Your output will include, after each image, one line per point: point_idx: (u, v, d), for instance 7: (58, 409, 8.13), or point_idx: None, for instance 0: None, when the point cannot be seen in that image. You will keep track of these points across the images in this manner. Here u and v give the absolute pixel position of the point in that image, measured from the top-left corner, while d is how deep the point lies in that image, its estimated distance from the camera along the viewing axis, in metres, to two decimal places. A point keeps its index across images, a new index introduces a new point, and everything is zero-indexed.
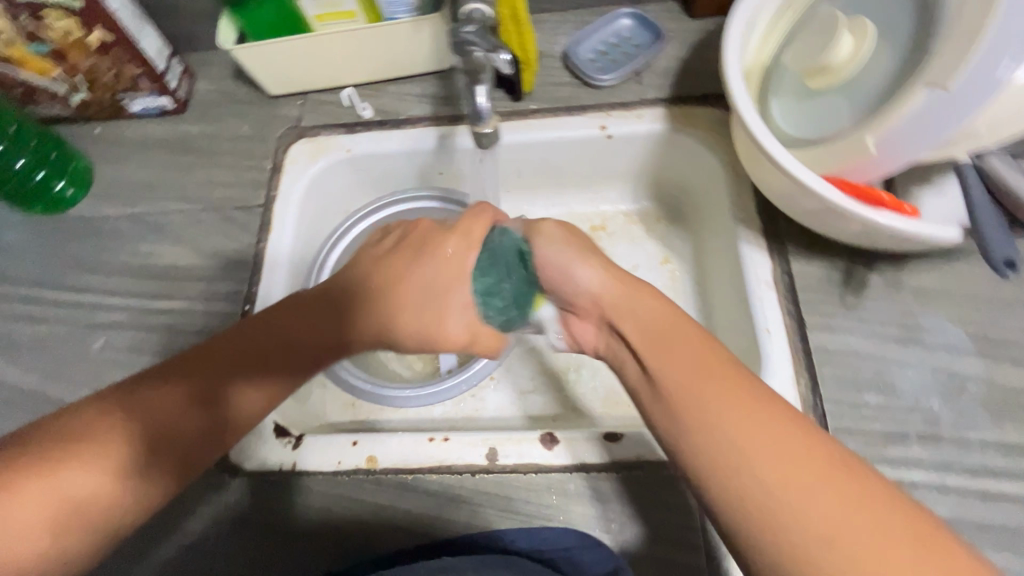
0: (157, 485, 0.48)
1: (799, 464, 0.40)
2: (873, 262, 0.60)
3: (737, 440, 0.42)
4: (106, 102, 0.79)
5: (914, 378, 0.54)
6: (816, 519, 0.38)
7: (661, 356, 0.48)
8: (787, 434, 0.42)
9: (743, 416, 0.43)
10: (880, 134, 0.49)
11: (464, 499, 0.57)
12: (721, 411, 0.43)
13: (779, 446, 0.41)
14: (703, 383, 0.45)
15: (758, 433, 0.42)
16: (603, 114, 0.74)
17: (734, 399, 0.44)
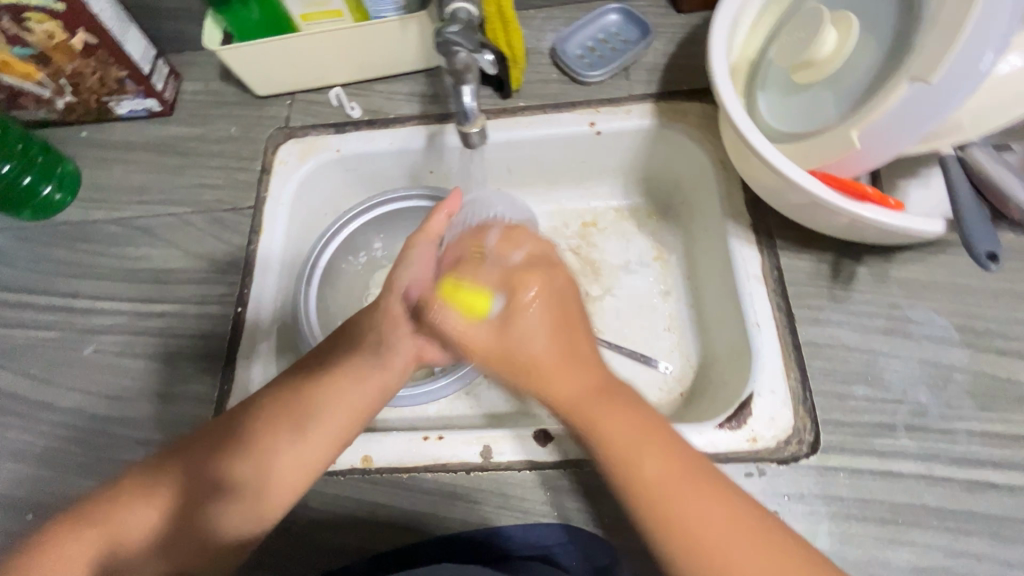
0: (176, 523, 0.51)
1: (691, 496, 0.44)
2: (861, 255, 0.60)
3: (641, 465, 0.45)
4: (92, 105, 0.78)
5: (901, 369, 0.55)
6: (704, 540, 0.42)
7: (604, 437, 0.46)
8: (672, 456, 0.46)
9: (640, 446, 0.45)
10: (864, 128, 0.49)
11: (459, 497, 0.57)
12: (624, 443, 0.46)
13: (674, 468, 0.45)
14: (631, 439, 0.45)
15: (657, 460, 0.45)
16: (592, 111, 0.74)
17: (633, 429, 0.46)
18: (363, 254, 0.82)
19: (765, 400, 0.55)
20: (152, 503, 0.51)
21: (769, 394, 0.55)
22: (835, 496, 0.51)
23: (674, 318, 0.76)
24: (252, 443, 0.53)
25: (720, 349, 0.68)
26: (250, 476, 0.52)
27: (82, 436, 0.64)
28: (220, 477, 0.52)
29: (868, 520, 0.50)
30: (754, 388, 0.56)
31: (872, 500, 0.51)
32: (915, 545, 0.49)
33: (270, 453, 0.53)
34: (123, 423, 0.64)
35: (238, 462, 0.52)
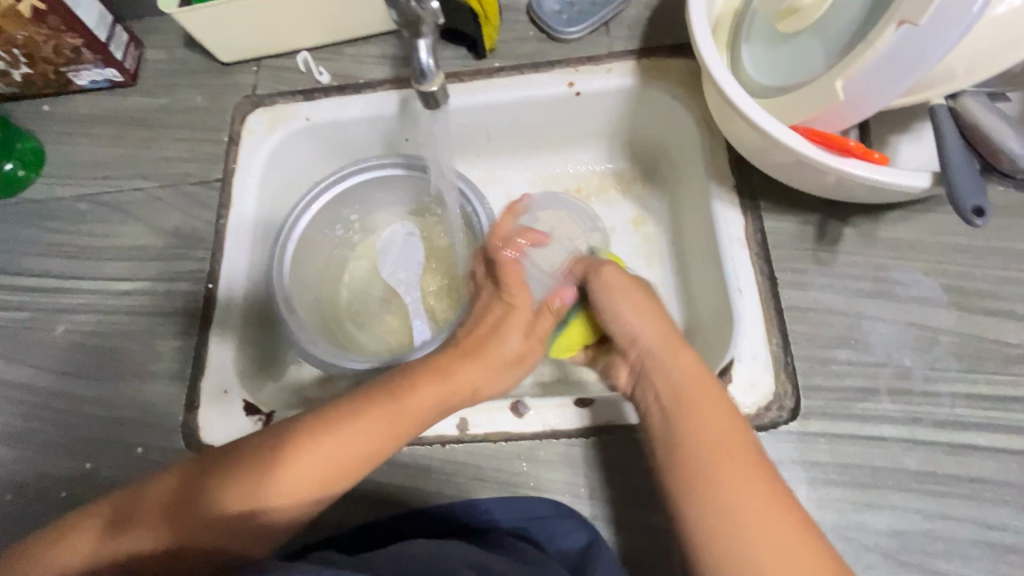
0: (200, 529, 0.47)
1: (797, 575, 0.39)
2: (847, 215, 0.58)
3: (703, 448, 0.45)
4: (50, 76, 0.75)
5: (886, 332, 0.53)
6: None
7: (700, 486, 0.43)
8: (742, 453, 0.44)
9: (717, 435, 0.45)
10: (848, 78, 0.46)
11: (435, 470, 0.56)
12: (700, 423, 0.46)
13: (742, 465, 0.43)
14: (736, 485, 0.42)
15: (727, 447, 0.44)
16: (571, 70, 0.70)
17: (712, 411, 0.47)
18: (340, 226, 0.80)
19: (746, 367, 0.54)
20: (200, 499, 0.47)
21: (749, 359, 0.54)
22: (815, 461, 0.50)
23: (659, 286, 0.74)
24: (316, 433, 0.49)
25: (703, 316, 0.66)
26: (317, 477, 0.48)
27: (57, 417, 0.63)
28: (281, 473, 0.48)
29: (848, 485, 0.49)
30: (734, 354, 0.54)
31: (852, 465, 0.50)
32: (894, 508, 0.48)
33: (343, 451, 0.49)
34: (98, 403, 0.63)
35: (310, 458, 0.48)
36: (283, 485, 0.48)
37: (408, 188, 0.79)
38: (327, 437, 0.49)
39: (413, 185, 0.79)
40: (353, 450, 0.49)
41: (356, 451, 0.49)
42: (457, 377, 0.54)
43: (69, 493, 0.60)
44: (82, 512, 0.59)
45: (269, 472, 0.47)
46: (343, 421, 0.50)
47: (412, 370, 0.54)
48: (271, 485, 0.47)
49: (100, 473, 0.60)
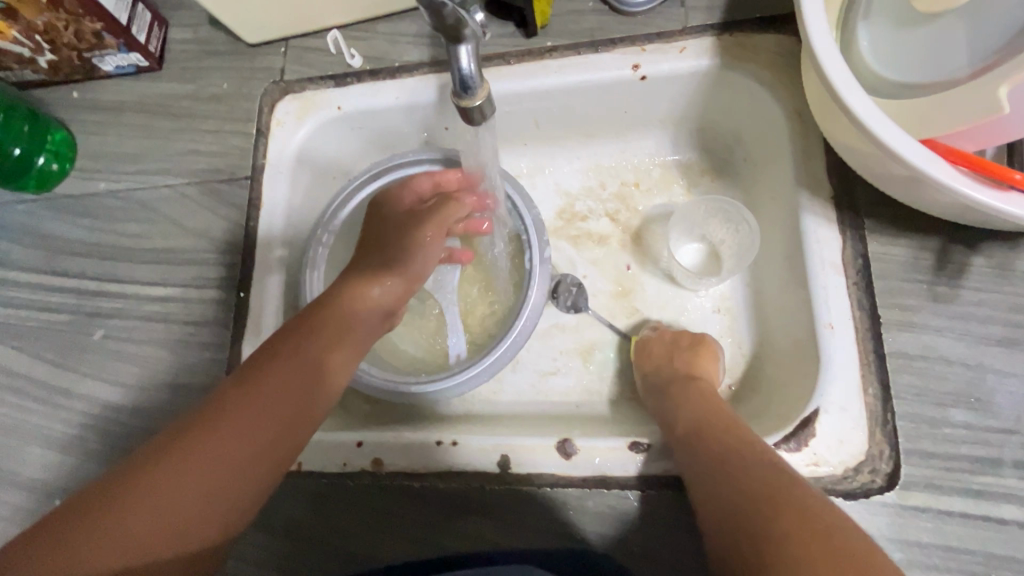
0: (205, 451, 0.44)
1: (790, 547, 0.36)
2: (976, 241, 0.47)
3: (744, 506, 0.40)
4: (76, 62, 0.70)
5: (1017, 390, 0.44)
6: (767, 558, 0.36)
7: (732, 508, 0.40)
8: (797, 503, 0.39)
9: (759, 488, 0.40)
10: (1018, 82, 0.35)
11: (474, 511, 0.52)
12: (733, 483, 0.42)
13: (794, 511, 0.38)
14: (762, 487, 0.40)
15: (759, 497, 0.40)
16: (636, 50, 0.60)
17: (756, 473, 0.42)
18: None
19: (834, 420, 0.46)
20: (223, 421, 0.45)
21: (839, 412, 0.46)
22: (914, 542, 0.43)
23: (727, 298, 0.66)
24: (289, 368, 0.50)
25: (779, 343, 0.58)
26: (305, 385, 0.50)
27: (99, 424, 0.63)
28: (289, 384, 0.49)
29: (952, 572, 0.42)
30: (821, 405, 0.46)
31: (961, 550, 0.42)
32: None
33: (310, 359, 0.51)
34: (137, 411, 0.63)
35: (294, 365, 0.50)
36: (287, 395, 0.48)
37: None
38: (288, 355, 0.50)
39: None
40: (320, 355, 0.52)
41: (321, 354, 0.52)
42: (370, 299, 0.58)
43: None
44: None
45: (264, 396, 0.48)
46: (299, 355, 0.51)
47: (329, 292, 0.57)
48: (269, 405, 0.47)
49: None
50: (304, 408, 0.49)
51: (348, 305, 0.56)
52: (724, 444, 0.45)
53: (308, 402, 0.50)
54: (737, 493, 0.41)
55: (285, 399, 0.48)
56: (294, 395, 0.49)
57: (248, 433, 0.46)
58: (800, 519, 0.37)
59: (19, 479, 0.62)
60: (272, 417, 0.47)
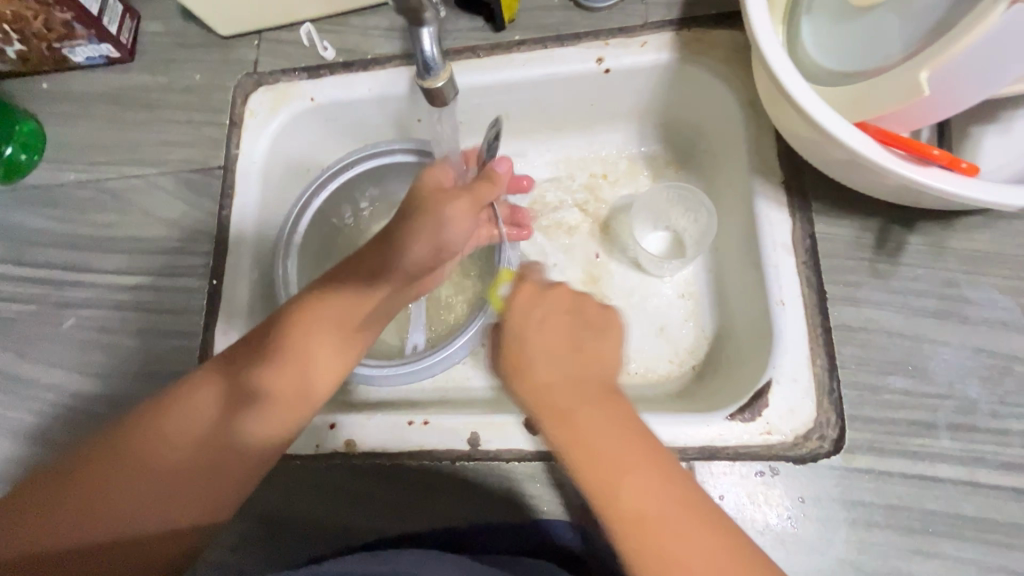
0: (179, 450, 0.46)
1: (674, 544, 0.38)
2: (913, 221, 0.50)
3: (623, 497, 0.39)
4: (45, 53, 0.70)
5: (951, 358, 0.47)
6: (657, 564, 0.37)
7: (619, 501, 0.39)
8: (670, 487, 0.40)
9: (630, 469, 0.40)
10: (936, 68, 0.38)
11: (444, 488, 0.54)
12: (611, 473, 0.39)
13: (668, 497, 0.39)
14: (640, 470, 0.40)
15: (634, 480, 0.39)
16: (600, 44, 0.62)
17: (619, 455, 0.40)
18: (349, 213, 0.75)
19: (784, 390, 0.49)
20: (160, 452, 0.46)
21: (789, 382, 0.49)
22: (857, 501, 0.45)
23: (690, 283, 0.68)
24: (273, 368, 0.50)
25: (738, 323, 0.61)
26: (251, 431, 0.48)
27: (67, 414, 0.63)
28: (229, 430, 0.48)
29: (892, 528, 0.45)
30: (772, 377, 0.49)
31: (900, 508, 0.45)
32: (944, 557, 0.44)
33: (265, 399, 0.49)
34: (107, 400, 0.62)
35: (239, 408, 0.48)
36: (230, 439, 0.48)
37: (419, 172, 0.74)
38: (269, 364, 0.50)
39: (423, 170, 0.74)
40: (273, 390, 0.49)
41: (297, 373, 0.50)
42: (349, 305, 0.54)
43: None
44: None
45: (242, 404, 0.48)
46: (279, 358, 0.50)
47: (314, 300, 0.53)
48: (247, 415, 0.48)
49: None
50: (247, 452, 0.48)
51: (318, 334, 0.51)
52: (590, 424, 0.41)
53: (255, 444, 0.48)
54: (603, 477, 0.39)
55: (227, 442, 0.47)
56: (237, 442, 0.48)
57: (186, 472, 0.46)
58: (695, 525, 0.38)
59: None
60: (207, 456, 0.47)
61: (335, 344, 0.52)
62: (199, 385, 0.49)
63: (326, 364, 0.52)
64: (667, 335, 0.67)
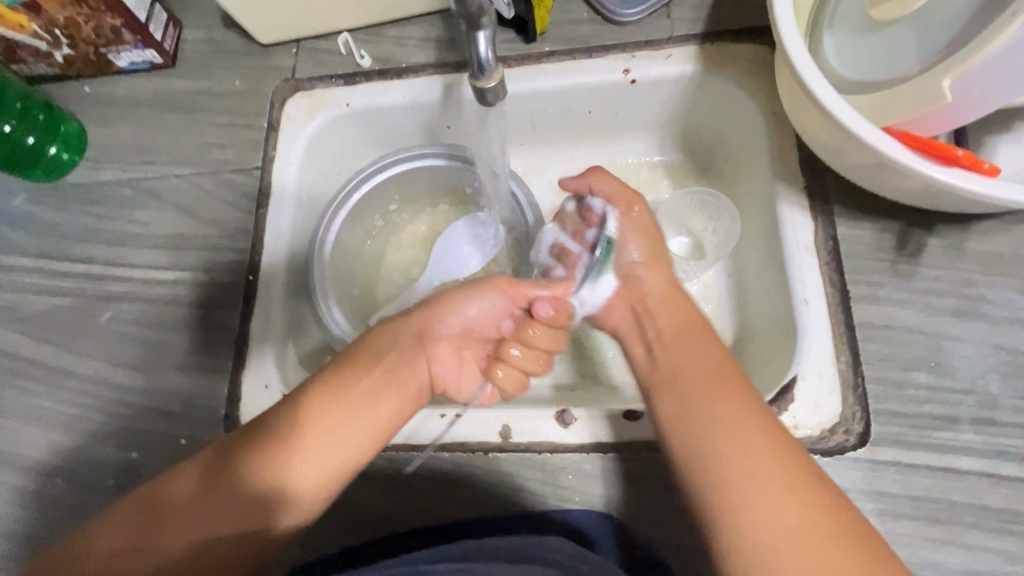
0: (190, 490, 0.47)
1: (764, 476, 0.42)
2: (932, 224, 0.53)
3: (710, 455, 0.45)
4: (91, 58, 0.73)
5: (971, 355, 0.49)
6: (749, 494, 0.42)
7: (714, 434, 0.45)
8: (757, 431, 0.45)
9: (735, 427, 0.45)
10: (959, 75, 0.41)
11: (476, 478, 0.55)
12: (725, 433, 0.45)
13: (756, 472, 0.43)
14: (730, 414, 0.46)
15: (738, 450, 0.44)
16: (627, 56, 0.65)
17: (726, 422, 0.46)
18: (378, 215, 0.78)
19: (811, 385, 0.50)
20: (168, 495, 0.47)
21: (815, 378, 0.50)
22: (884, 492, 0.47)
23: (710, 287, 0.70)
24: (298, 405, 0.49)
25: (760, 324, 0.63)
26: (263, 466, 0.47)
27: (103, 405, 0.64)
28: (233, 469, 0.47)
29: (919, 519, 0.46)
30: (799, 372, 0.51)
31: (926, 499, 0.46)
32: (971, 547, 0.45)
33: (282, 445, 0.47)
34: (143, 392, 0.64)
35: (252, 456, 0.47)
36: (240, 476, 0.47)
37: (447, 177, 0.76)
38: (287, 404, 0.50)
39: (450, 175, 0.76)
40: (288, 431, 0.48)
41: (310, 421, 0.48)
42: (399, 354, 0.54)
43: (116, 481, 0.61)
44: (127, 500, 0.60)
45: (251, 448, 0.47)
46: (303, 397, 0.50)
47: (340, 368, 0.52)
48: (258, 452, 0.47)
49: (145, 463, 0.61)
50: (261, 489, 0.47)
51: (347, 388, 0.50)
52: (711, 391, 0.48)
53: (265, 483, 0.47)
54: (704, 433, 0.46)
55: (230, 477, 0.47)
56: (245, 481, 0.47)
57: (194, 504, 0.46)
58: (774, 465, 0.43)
59: (22, 459, 0.63)
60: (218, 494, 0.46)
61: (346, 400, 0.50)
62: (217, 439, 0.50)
63: (342, 423, 0.49)
64: None
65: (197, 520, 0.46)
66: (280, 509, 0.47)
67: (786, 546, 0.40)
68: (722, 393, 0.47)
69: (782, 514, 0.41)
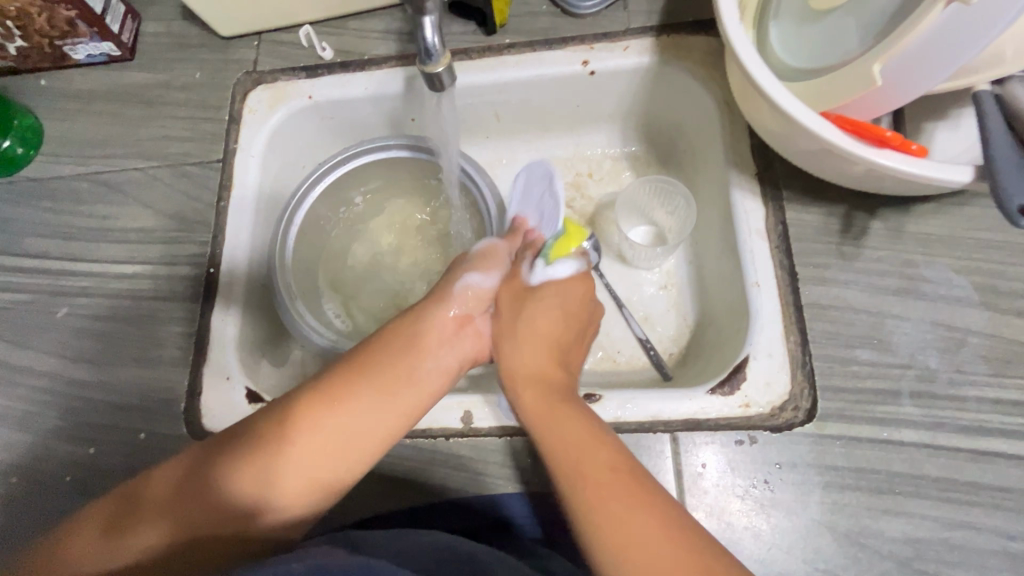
0: (86, 534, 0.44)
1: (625, 508, 0.40)
2: (875, 207, 0.55)
3: (581, 495, 0.41)
4: (46, 50, 0.71)
5: (912, 331, 0.51)
6: (609, 527, 0.39)
7: (570, 468, 0.43)
8: (638, 493, 0.41)
9: (603, 478, 0.42)
10: (887, 60, 0.43)
11: (439, 464, 0.55)
12: (592, 477, 0.42)
13: (637, 519, 0.39)
14: (565, 438, 0.45)
15: (607, 500, 0.40)
16: (585, 48, 0.66)
17: (588, 450, 0.44)
18: (344, 206, 0.78)
19: (761, 365, 0.52)
20: (116, 511, 0.45)
21: (765, 358, 0.52)
22: (829, 465, 0.48)
23: (671, 275, 0.72)
24: (309, 405, 0.48)
25: (717, 309, 0.64)
26: (169, 484, 0.46)
27: (61, 401, 0.63)
28: (207, 478, 0.46)
29: (862, 490, 0.48)
30: (749, 351, 0.52)
31: (869, 470, 0.48)
32: (911, 515, 0.47)
33: (181, 460, 0.47)
34: (101, 387, 0.63)
35: (201, 463, 0.47)
36: (157, 518, 0.45)
37: (413, 169, 0.77)
38: (237, 441, 0.47)
39: (416, 167, 0.76)
40: (204, 468, 0.46)
41: (231, 452, 0.47)
42: (430, 321, 0.55)
43: (73, 478, 0.60)
44: (87, 496, 0.59)
45: (157, 479, 0.47)
46: (232, 436, 0.47)
47: (363, 348, 0.53)
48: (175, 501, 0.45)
49: (103, 459, 0.60)
50: (235, 499, 0.46)
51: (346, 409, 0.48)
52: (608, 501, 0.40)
53: (248, 488, 0.46)
54: (578, 492, 0.42)
55: (148, 499, 0.46)
56: (214, 491, 0.46)
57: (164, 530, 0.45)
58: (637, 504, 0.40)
59: None
60: (181, 499, 0.45)
61: (188, 461, 0.47)
62: (168, 462, 0.47)
63: (346, 428, 0.48)
64: (651, 324, 0.70)
65: (74, 537, 0.44)
66: (269, 512, 0.46)
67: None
68: (574, 429, 0.46)
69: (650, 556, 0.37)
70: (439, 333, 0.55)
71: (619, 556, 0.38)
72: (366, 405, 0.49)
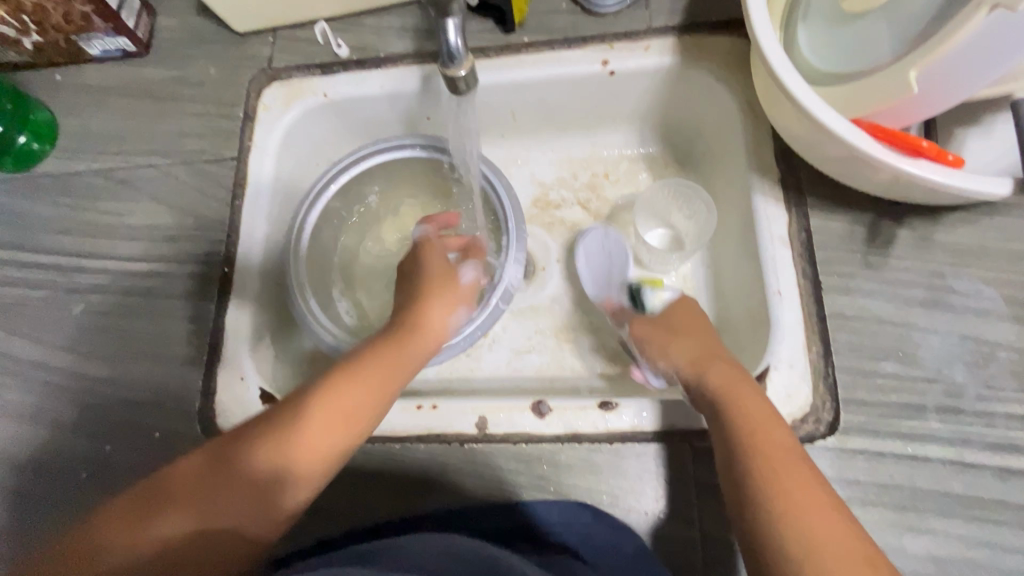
0: (106, 528, 0.43)
1: (800, 485, 0.42)
2: (902, 216, 0.53)
3: (759, 460, 0.43)
4: (62, 45, 0.71)
5: (938, 344, 0.50)
6: (787, 495, 0.41)
7: (754, 435, 0.45)
8: (809, 480, 0.42)
9: (782, 455, 0.43)
10: (924, 67, 0.42)
11: (452, 469, 0.55)
12: (775, 452, 0.44)
13: (808, 496, 0.41)
14: (753, 409, 0.46)
15: (789, 474, 0.42)
16: (606, 47, 0.65)
17: (766, 426, 0.45)
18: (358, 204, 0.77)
19: (782, 375, 0.51)
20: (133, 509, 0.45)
21: (787, 368, 0.51)
22: (851, 480, 0.47)
23: (688, 280, 0.71)
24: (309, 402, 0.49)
25: (735, 316, 0.63)
26: (189, 479, 0.46)
27: (76, 398, 0.63)
28: (231, 466, 0.46)
29: (885, 506, 0.47)
30: (770, 362, 0.51)
31: (892, 486, 0.47)
32: (934, 532, 0.46)
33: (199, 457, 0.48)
34: (117, 385, 0.63)
35: (223, 454, 0.47)
36: (179, 505, 0.45)
37: (428, 168, 0.76)
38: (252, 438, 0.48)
39: (432, 171, 0.76)
40: (225, 461, 0.47)
41: (248, 442, 0.47)
42: (398, 333, 0.57)
43: (89, 475, 0.60)
44: (102, 493, 0.59)
45: (177, 473, 0.47)
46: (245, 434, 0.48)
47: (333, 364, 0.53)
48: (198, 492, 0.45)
49: (118, 457, 0.60)
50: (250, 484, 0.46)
51: (343, 392, 0.50)
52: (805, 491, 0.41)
53: (263, 469, 0.46)
54: (755, 458, 0.43)
55: (171, 493, 0.45)
56: (237, 480, 0.46)
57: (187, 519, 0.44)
58: (807, 483, 0.42)
59: None
60: (203, 488, 0.45)
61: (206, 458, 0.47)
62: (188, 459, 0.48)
63: (337, 415, 0.49)
64: None
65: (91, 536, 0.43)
66: (284, 490, 0.47)
67: (826, 552, 0.38)
68: (760, 406, 0.47)
69: (822, 531, 0.39)
70: (401, 340, 0.57)
71: (806, 536, 0.39)
72: (352, 397, 0.51)
